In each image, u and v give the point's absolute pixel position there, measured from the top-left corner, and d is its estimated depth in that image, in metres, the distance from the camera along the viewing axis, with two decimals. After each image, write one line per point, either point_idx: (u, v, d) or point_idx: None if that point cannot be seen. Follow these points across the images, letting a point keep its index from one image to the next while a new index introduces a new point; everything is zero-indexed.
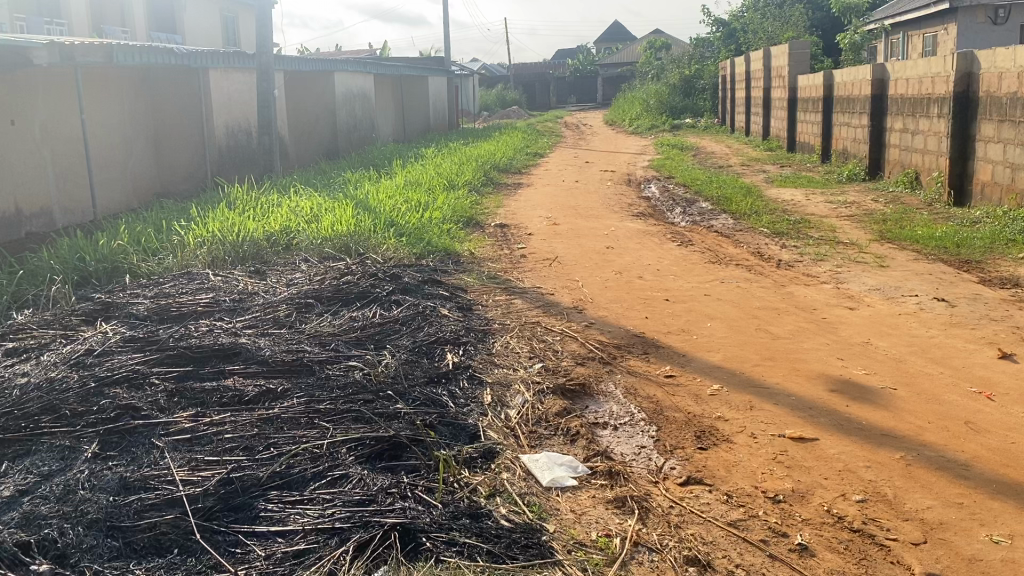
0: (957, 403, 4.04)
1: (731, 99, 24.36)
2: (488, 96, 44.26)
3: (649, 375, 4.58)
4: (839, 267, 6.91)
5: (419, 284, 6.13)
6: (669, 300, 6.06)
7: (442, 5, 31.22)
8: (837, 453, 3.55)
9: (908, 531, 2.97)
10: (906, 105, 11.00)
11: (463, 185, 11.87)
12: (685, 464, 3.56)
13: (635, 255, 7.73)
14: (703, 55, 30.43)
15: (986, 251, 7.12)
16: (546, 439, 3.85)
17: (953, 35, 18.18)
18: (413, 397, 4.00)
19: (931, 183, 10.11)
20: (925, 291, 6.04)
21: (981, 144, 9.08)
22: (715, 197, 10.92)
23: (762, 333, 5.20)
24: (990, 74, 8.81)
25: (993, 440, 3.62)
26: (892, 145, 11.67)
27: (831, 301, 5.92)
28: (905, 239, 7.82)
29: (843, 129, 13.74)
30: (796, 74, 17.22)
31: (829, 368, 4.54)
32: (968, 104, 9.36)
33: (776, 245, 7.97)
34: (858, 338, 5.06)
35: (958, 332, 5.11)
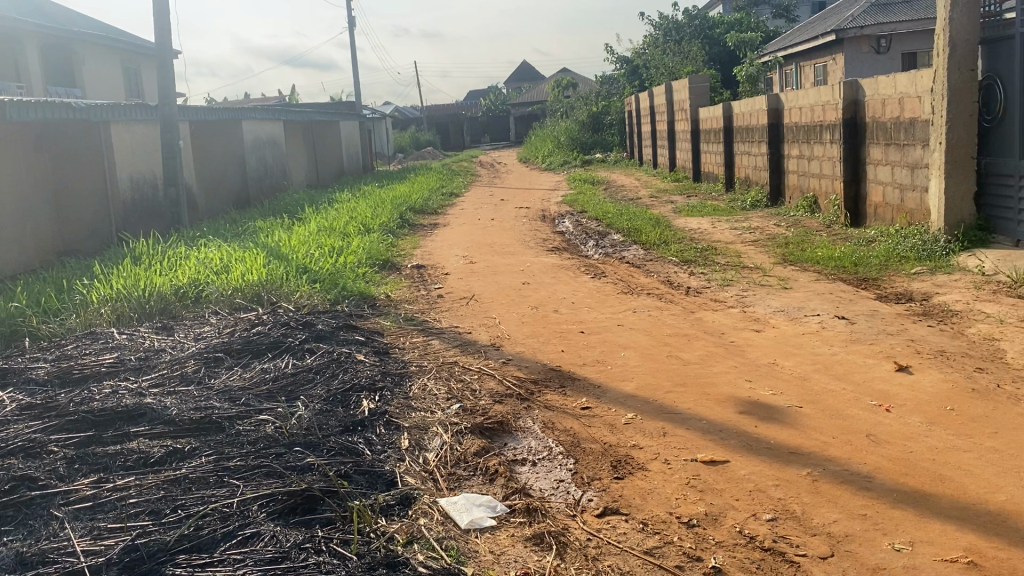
0: (859, 417, 4.20)
1: (639, 133, 24.95)
2: (401, 138, 44.40)
3: (566, 408, 4.61)
4: (745, 291, 7.14)
5: (333, 330, 6.05)
6: (584, 332, 6.13)
7: (352, 49, 31.32)
8: (746, 474, 3.64)
9: (816, 546, 3.05)
10: (801, 132, 11.49)
11: (378, 227, 11.85)
12: (602, 495, 3.59)
13: (550, 289, 7.80)
14: (610, 91, 31.03)
15: (882, 269, 7.45)
16: (466, 480, 3.82)
17: (841, 64, 19.09)
18: (328, 447, 3.93)
19: (829, 207, 10.54)
20: (826, 310, 6.28)
21: (870, 167, 9.54)
22: (626, 229, 11.14)
23: (674, 360, 5.31)
24: (874, 101, 9.29)
25: (893, 451, 3.77)
26: (790, 171, 12.15)
27: (738, 325, 6.10)
28: (806, 261, 8.12)
29: (744, 158, 14.25)
30: (698, 106, 17.80)
31: (737, 391, 4.66)
32: (856, 129, 9.84)
33: (685, 273, 8.18)
34: (765, 359, 5.21)
35: (858, 348, 5.32)
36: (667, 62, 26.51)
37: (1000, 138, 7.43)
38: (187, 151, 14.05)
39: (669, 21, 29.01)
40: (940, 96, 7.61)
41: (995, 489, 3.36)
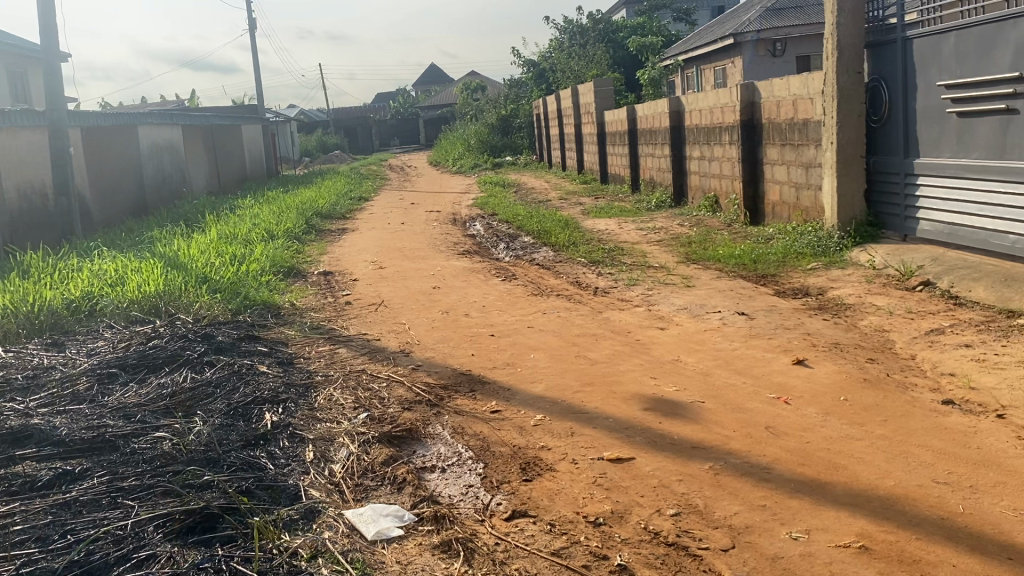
0: (758, 409, 4.32)
1: (547, 135, 25.16)
2: (309, 142, 43.69)
3: (475, 412, 4.59)
4: (650, 290, 7.27)
5: (235, 341, 5.89)
6: (494, 335, 6.12)
7: (254, 52, 30.62)
8: (651, 470, 3.69)
9: (718, 538, 3.11)
10: (702, 134, 11.78)
11: (283, 233, 11.60)
12: (511, 498, 3.57)
13: (461, 293, 7.77)
14: (518, 94, 31.19)
15: (779, 265, 7.70)
16: (373, 490, 3.75)
17: (739, 67, 19.65)
18: (229, 463, 3.82)
19: (730, 206, 10.83)
20: (727, 306, 6.44)
21: (768, 167, 9.84)
22: (536, 231, 11.21)
23: (581, 360, 5.35)
24: (769, 103, 9.60)
25: (790, 442, 3.89)
26: (692, 172, 12.44)
27: (644, 323, 6.20)
28: (708, 260, 8.33)
29: (648, 160, 14.53)
30: (604, 109, 18.06)
31: (643, 388, 4.73)
32: (753, 130, 10.14)
33: (593, 273, 8.27)
34: (669, 356, 5.31)
35: (757, 342, 5.48)
36: (573, 66, 26.81)
37: (886, 138, 7.77)
38: (79, 158, 13.47)
39: (574, 25, 29.35)
40: (830, 97, 7.89)
41: (884, 475, 3.50)
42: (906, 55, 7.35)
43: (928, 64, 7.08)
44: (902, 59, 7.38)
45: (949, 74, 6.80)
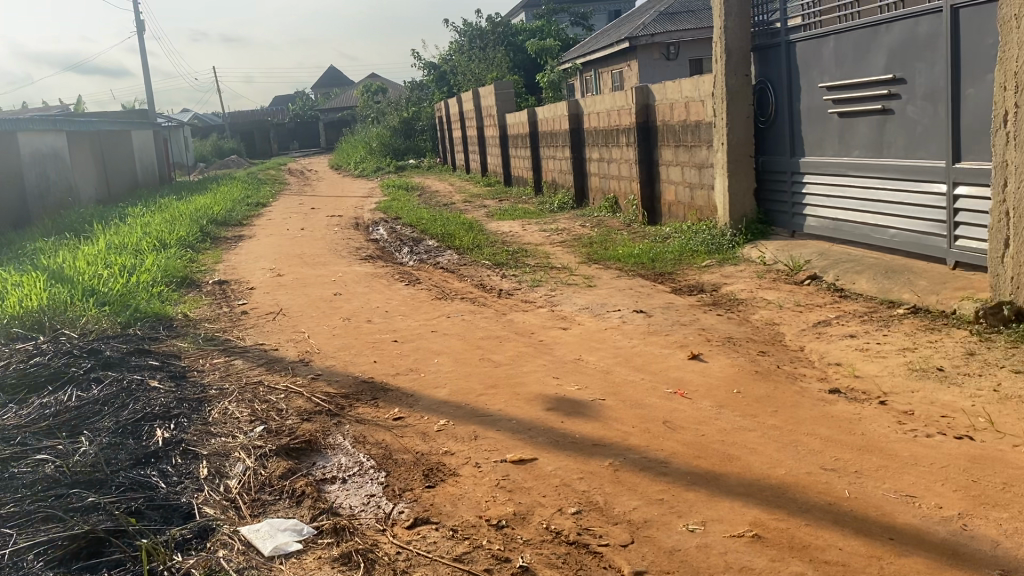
0: (657, 405, 4.40)
1: (450, 138, 25.13)
2: (204, 147, 42.43)
3: (377, 420, 4.52)
4: (553, 291, 7.33)
5: (124, 356, 5.66)
6: (396, 341, 6.06)
7: (143, 54, 29.53)
8: (553, 469, 3.70)
9: (617, 534, 3.15)
10: (601, 136, 11.98)
11: (175, 242, 11.20)
12: (413, 506, 3.52)
13: (362, 299, 7.67)
14: (419, 97, 31.02)
15: (676, 263, 7.89)
16: (271, 505, 3.65)
17: (635, 70, 20.05)
18: (117, 484, 3.66)
19: (629, 207, 11.04)
20: (627, 305, 6.56)
21: (663, 168, 10.07)
22: (439, 235, 11.18)
23: (485, 362, 5.35)
24: (663, 105, 9.83)
25: (687, 436, 3.98)
26: (592, 174, 12.64)
27: (547, 324, 6.24)
28: (609, 259, 8.46)
29: (549, 162, 14.68)
30: (505, 112, 18.15)
31: (545, 388, 4.75)
32: (649, 132, 10.35)
33: (497, 276, 8.29)
34: (571, 356, 5.36)
35: (655, 339, 5.59)
36: (473, 69, 26.83)
37: (774, 137, 8.05)
38: None
39: (473, 28, 29.41)
40: (720, 99, 8.11)
41: (775, 464, 3.62)
42: (790, 58, 7.63)
43: (810, 66, 7.36)
44: (787, 61, 7.65)
45: (830, 75, 7.08)
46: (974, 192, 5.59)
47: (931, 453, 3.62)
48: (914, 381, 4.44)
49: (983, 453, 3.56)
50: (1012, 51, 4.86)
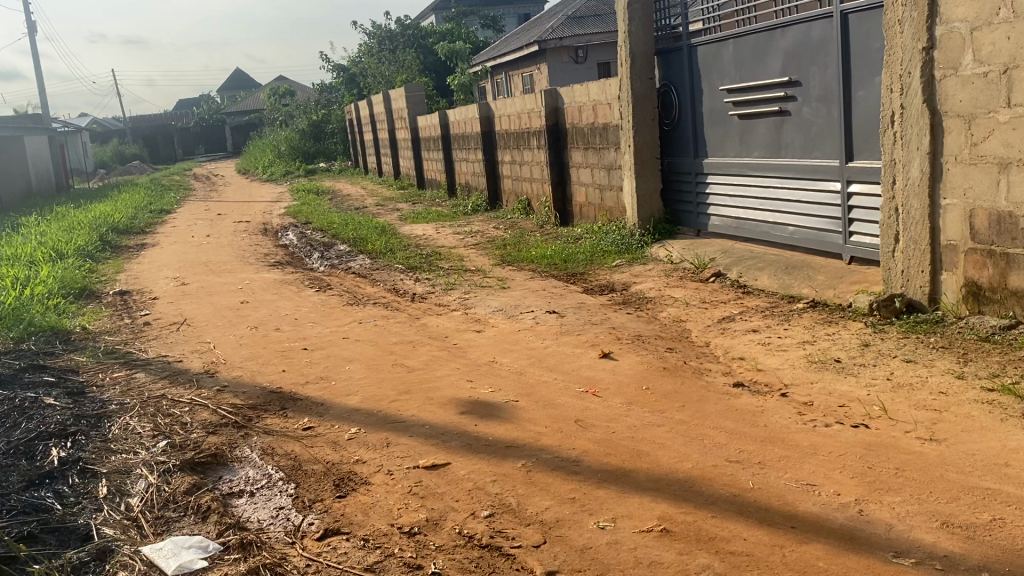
0: (569, 404, 4.44)
1: (361, 141, 24.86)
2: (104, 152, 40.87)
3: (286, 431, 4.43)
4: (466, 293, 7.32)
5: (16, 373, 5.41)
6: (307, 349, 5.95)
7: (35, 56, 28.26)
8: (465, 473, 3.69)
9: (530, 535, 3.16)
10: (512, 139, 12.04)
11: (73, 252, 10.75)
12: (323, 516, 3.46)
13: (271, 307, 7.51)
14: (328, 100, 30.58)
15: (588, 263, 7.99)
16: (176, 522, 3.54)
17: (545, 73, 20.20)
18: (8, 508, 3.49)
19: (541, 208, 11.12)
20: (540, 306, 6.60)
21: (574, 170, 10.17)
22: (351, 239, 11.04)
23: (398, 367, 5.30)
24: (572, 108, 9.93)
25: (598, 434, 4.03)
26: (505, 176, 12.68)
27: (460, 327, 6.23)
28: (522, 261, 8.51)
29: (462, 165, 14.67)
30: (416, 114, 18.04)
31: (458, 392, 4.74)
32: (558, 134, 10.45)
33: (410, 279, 8.24)
34: (484, 358, 5.36)
35: (568, 339, 5.65)
36: (383, 71, 27.43)
37: (678, 139, 8.23)
38: None
39: (382, 30, 29.16)
40: (626, 102, 8.24)
41: (683, 458, 3.70)
42: (692, 61, 7.80)
43: (711, 70, 7.55)
44: (689, 64, 7.82)
45: (729, 78, 7.28)
46: (866, 190, 5.83)
47: (830, 441, 3.76)
48: (813, 373, 4.60)
49: (877, 440, 3.72)
50: (896, 55, 5.10)
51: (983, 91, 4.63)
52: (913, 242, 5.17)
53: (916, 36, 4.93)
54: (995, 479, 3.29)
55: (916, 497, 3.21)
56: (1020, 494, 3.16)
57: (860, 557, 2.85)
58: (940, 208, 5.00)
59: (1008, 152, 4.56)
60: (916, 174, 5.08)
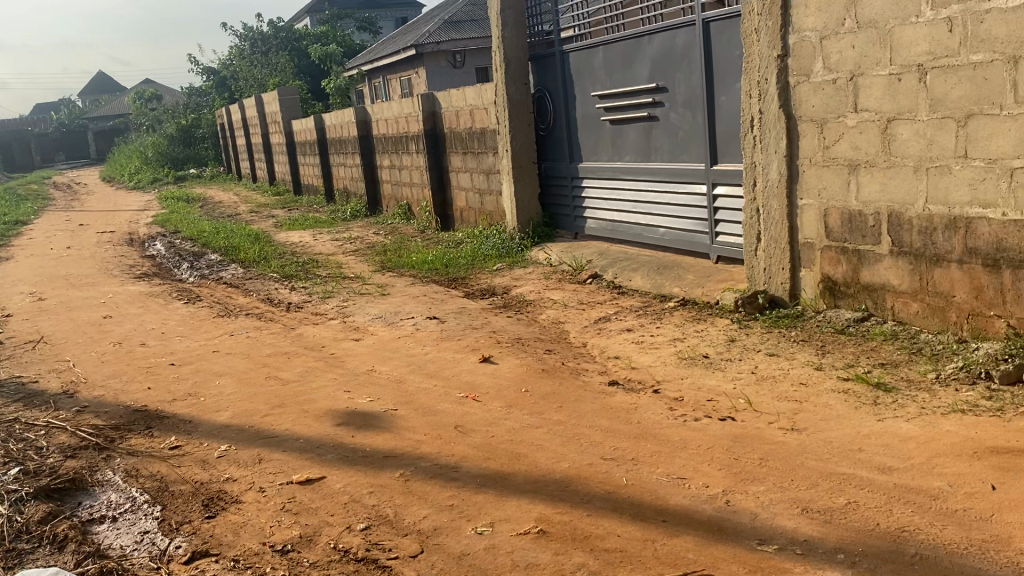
0: (449, 410, 4.43)
1: (234, 147, 24.11)
2: None
3: (152, 451, 4.23)
4: (344, 301, 7.20)
5: None
6: (175, 364, 5.71)
7: None
8: (341, 486, 3.62)
9: (407, 545, 3.13)
10: (390, 143, 11.94)
11: None
12: (192, 539, 3.32)
13: (137, 321, 7.17)
14: (198, 104, 29.51)
15: (468, 268, 8.00)
16: (29, 553, 3.32)
17: (423, 78, 20.15)
18: None
19: (422, 213, 11.07)
20: (420, 312, 6.55)
21: (453, 174, 10.17)
22: (224, 248, 10.68)
23: (272, 380, 5.15)
24: (449, 113, 9.93)
25: (477, 438, 4.03)
26: (384, 181, 12.56)
27: (338, 336, 6.12)
28: (402, 266, 8.45)
29: (340, 170, 14.44)
30: (291, 119, 17.63)
31: (335, 403, 4.64)
32: (437, 139, 10.42)
33: (285, 288, 8.04)
34: (363, 367, 5.28)
35: (447, 344, 5.63)
36: (256, 74, 26.73)
37: (553, 144, 8.35)
38: None
39: (254, 32, 28.42)
40: (502, 107, 8.31)
41: (560, 458, 3.75)
42: (565, 68, 7.93)
43: (582, 76, 7.69)
44: (561, 70, 7.94)
45: (600, 84, 7.44)
46: (731, 192, 6.08)
47: (700, 435, 3.88)
48: (684, 369, 4.75)
49: (743, 432, 3.87)
50: (754, 62, 5.33)
51: (833, 97, 4.89)
52: (774, 242, 5.42)
53: (771, 44, 5.17)
54: (850, 464, 3.47)
55: (778, 486, 3.36)
56: (872, 478, 3.34)
57: (726, 546, 2.95)
58: (798, 208, 5.26)
59: (856, 154, 4.84)
60: (774, 176, 5.33)
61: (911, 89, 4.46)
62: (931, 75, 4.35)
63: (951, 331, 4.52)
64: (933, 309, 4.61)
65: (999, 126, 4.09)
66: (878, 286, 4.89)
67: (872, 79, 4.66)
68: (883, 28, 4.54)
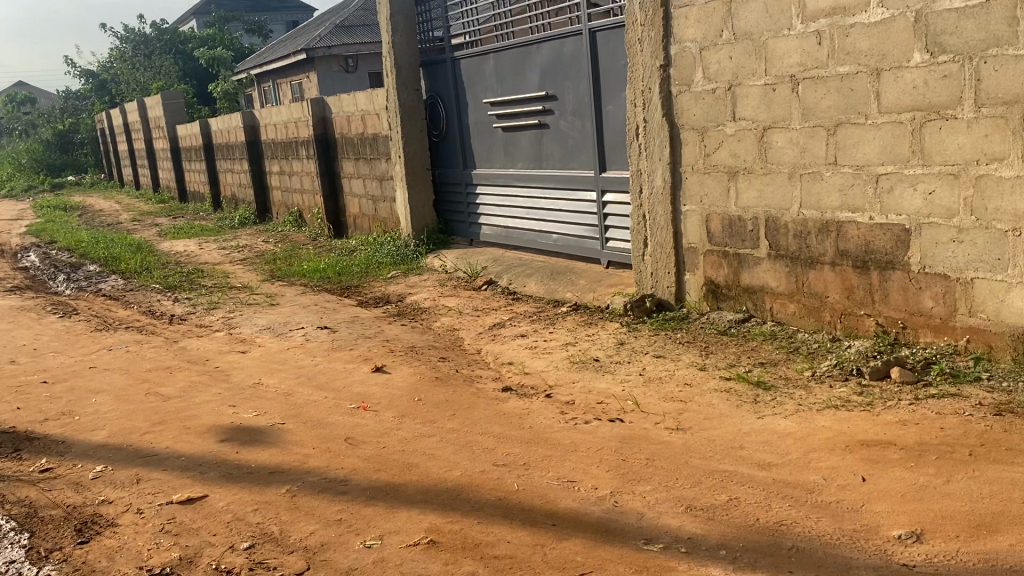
0: (339, 422, 4.35)
1: (115, 153, 23.14)
2: None
3: (20, 475, 4.00)
4: (231, 312, 7.00)
5: None
6: (47, 382, 5.42)
7: None
8: (224, 505, 3.51)
9: (293, 562, 3.05)
10: (280, 149, 11.69)
11: None
12: (62, 567, 3.15)
13: (4, 337, 6.78)
14: (76, 108, 28.21)
15: (362, 276, 7.90)
16: None
17: (315, 83, 19.87)
18: None
19: (313, 220, 10.87)
20: (310, 322, 6.43)
21: (345, 181, 10.04)
22: (103, 258, 10.23)
23: (153, 396, 4.96)
24: (340, 118, 9.79)
25: (367, 450, 3.97)
26: (273, 188, 12.28)
27: (224, 349, 5.93)
28: (293, 275, 8.27)
29: (227, 176, 14.04)
30: (175, 124, 17.03)
31: (219, 418, 4.50)
32: (328, 145, 10.26)
33: (169, 300, 7.75)
34: (250, 381, 5.14)
35: (338, 354, 5.54)
36: (138, 77, 25.76)
37: (446, 151, 8.34)
38: None
39: (136, 34, 27.40)
40: (393, 113, 8.25)
41: (451, 467, 3.73)
42: (456, 75, 7.93)
43: (474, 83, 7.71)
44: (452, 77, 7.94)
45: (491, 91, 7.48)
46: (619, 199, 6.21)
47: (589, 438, 3.94)
48: (575, 372, 4.81)
49: (631, 433, 3.95)
50: (638, 72, 5.46)
51: (713, 106, 5.06)
52: (660, 247, 5.56)
53: (654, 54, 5.30)
54: (732, 461, 3.59)
55: (664, 485, 3.43)
56: (752, 474, 3.46)
57: (613, 547, 3.00)
58: (682, 214, 5.41)
59: (735, 161, 5.01)
60: (659, 183, 5.47)
61: (785, 99, 4.65)
62: (802, 86, 4.55)
63: (825, 330, 4.73)
64: (808, 309, 4.82)
65: (865, 134, 4.31)
66: (758, 288, 5.07)
67: (749, 89, 4.84)
68: (758, 40, 4.72)
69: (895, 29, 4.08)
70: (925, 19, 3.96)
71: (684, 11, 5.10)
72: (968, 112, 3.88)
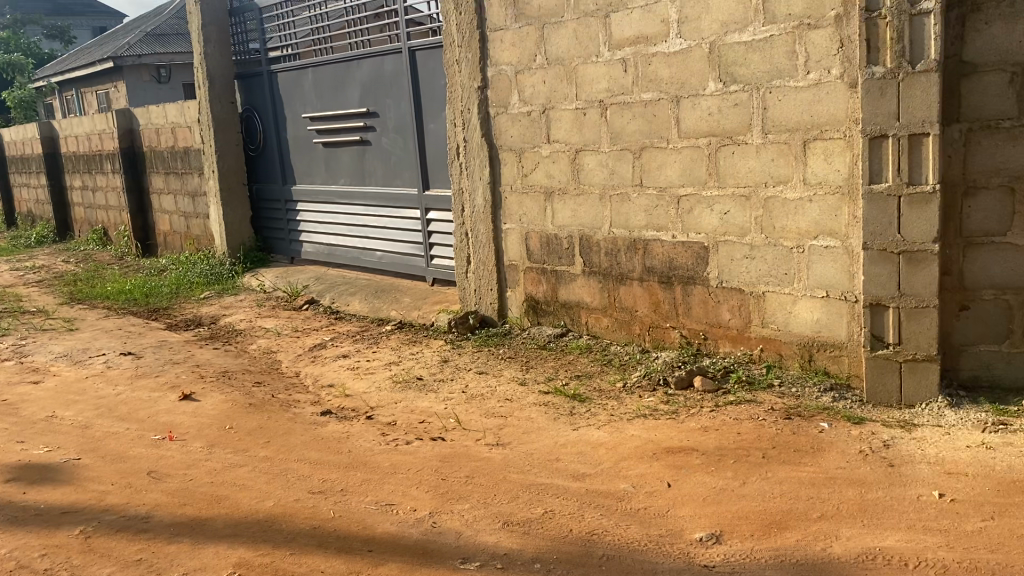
0: (142, 455, 4.10)
1: None
2: None
3: None
4: (23, 339, 6.45)
5: None
6: None
7: None
8: (7, 552, 3.21)
9: None
10: (82, 163, 10.95)
11: None
12: None
13: None
14: None
15: (172, 297, 7.51)
16: None
17: (123, 92, 18.76)
18: None
19: (119, 238, 10.23)
20: (112, 348, 6.04)
21: (155, 197, 9.52)
22: None
23: None
24: (148, 130, 9.29)
25: (173, 483, 3.77)
26: (75, 204, 11.48)
27: (12, 379, 5.46)
28: (96, 298, 7.75)
29: (22, 192, 12.99)
30: None
31: (4, 456, 4.13)
32: (135, 158, 9.71)
33: None
34: (42, 414, 4.75)
35: (143, 382, 5.23)
36: None
37: (265, 166, 8.09)
38: None
39: None
40: (207, 126, 7.93)
41: (264, 497, 3.60)
42: (274, 89, 7.72)
43: (292, 97, 7.53)
44: (270, 91, 7.72)
45: (310, 106, 7.33)
46: (441, 217, 6.25)
47: (409, 458, 3.92)
48: (397, 392, 4.78)
49: (452, 451, 3.96)
50: (457, 92, 5.52)
51: (528, 128, 5.19)
52: (482, 264, 5.63)
53: (471, 75, 5.39)
54: (548, 474, 3.67)
55: (482, 502, 3.46)
56: (567, 485, 3.56)
57: (429, 568, 2.99)
58: (502, 233, 5.51)
59: (550, 181, 5.16)
60: (480, 202, 5.54)
61: (594, 122, 4.84)
62: (610, 110, 4.76)
63: (637, 342, 4.95)
64: (620, 323, 5.03)
65: (667, 157, 4.56)
66: (574, 303, 5.24)
67: (561, 112, 5.00)
68: (568, 65, 4.90)
69: (692, 59, 4.35)
70: (717, 51, 4.25)
71: (499, 35, 5.21)
72: (756, 137, 4.19)
